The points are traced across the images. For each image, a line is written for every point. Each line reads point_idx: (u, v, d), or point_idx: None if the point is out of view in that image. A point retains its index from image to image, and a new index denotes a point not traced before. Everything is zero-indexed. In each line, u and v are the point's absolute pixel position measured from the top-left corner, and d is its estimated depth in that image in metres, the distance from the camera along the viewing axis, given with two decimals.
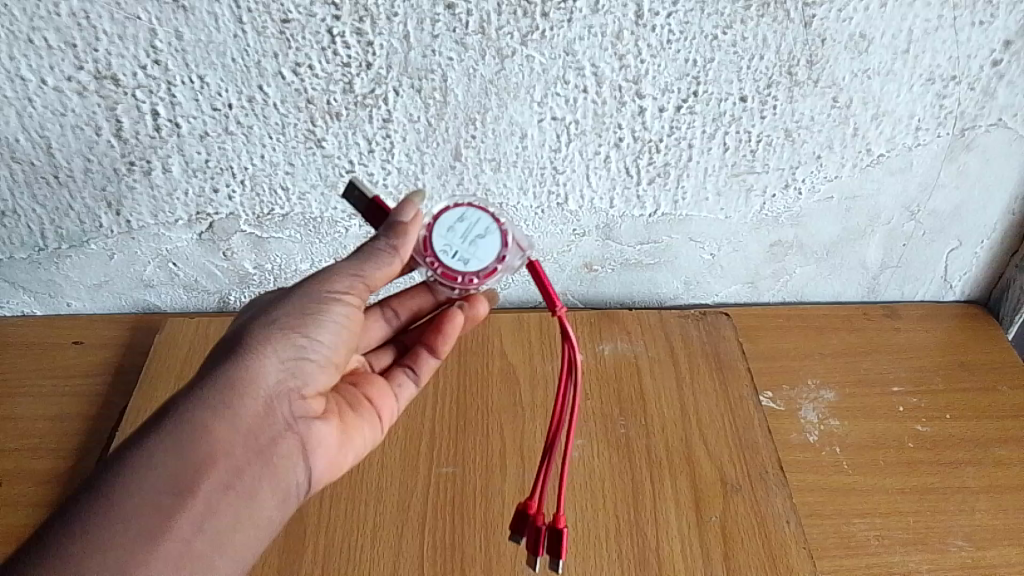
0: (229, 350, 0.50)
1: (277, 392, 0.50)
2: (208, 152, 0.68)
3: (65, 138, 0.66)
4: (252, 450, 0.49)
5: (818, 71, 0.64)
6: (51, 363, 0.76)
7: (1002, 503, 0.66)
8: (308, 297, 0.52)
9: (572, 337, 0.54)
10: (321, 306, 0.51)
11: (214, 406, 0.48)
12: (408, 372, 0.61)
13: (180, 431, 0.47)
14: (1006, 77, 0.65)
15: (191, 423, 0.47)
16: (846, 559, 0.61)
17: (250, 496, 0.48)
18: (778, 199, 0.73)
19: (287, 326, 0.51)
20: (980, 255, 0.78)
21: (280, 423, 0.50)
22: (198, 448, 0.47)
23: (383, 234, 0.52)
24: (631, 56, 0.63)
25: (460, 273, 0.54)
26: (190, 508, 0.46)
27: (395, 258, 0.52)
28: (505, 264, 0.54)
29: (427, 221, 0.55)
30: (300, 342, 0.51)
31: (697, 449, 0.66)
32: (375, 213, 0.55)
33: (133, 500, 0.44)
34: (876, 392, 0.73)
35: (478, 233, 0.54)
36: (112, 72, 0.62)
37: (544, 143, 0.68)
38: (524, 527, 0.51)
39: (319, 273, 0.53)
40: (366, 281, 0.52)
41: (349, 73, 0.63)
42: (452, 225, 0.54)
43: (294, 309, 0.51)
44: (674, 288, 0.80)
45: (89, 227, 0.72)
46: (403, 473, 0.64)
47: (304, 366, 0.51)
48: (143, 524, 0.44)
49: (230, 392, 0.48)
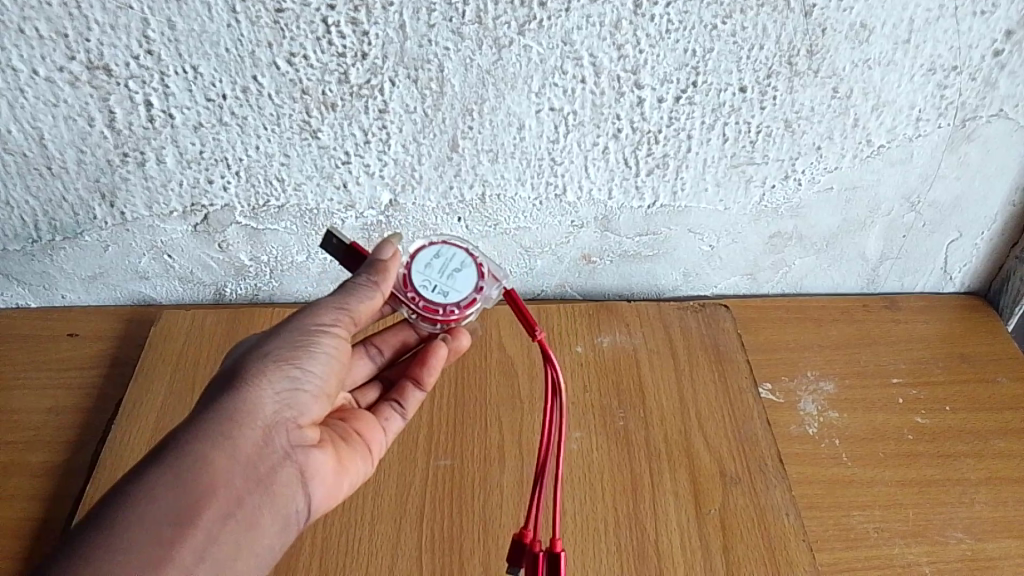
0: (222, 383, 0.50)
1: (274, 422, 0.50)
2: (202, 143, 0.67)
3: (57, 129, 0.65)
4: (251, 480, 0.48)
5: (818, 61, 0.64)
6: (46, 355, 0.75)
7: (1002, 495, 0.65)
8: (298, 330, 0.52)
9: (554, 359, 0.55)
10: (311, 338, 0.52)
11: (210, 437, 0.48)
12: (395, 406, 0.60)
13: (178, 463, 0.46)
14: (1007, 67, 0.64)
15: (188, 455, 0.47)
16: (844, 552, 0.61)
17: (249, 525, 0.48)
18: (778, 190, 0.72)
19: (279, 358, 0.50)
20: (980, 246, 0.78)
21: (277, 452, 0.50)
22: (196, 479, 0.46)
23: (364, 271, 0.53)
24: (630, 46, 0.62)
25: (440, 306, 0.55)
26: (190, 542, 0.45)
27: (378, 293, 0.53)
28: (483, 295, 0.56)
29: (404, 260, 0.56)
30: (293, 372, 0.51)
31: (696, 441, 0.66)
32: (352, 259, 0.55)
33: (133, 535, 0.44)
34: (876, 383, 0.73)
35: (454, 268, 0.56)
36: (105, 62, 0.61)
37: (542, 134, 0.67)
38: (521, 556, 0.52)
39: (307, 307, 0.53)
40: (352, 315, 0.52)
41: (345, 63, 0.62)
42: (429, 261, 0.56)
43: (285, 342, 0.51)
44: (672, 280, 0.80)
45: (83, 219, 0.72)
46: (401, 466, 0.64)
47: (298, 396, 0.51)
48: (144, 559, 0.44)
49: (226, 423, 0.48)
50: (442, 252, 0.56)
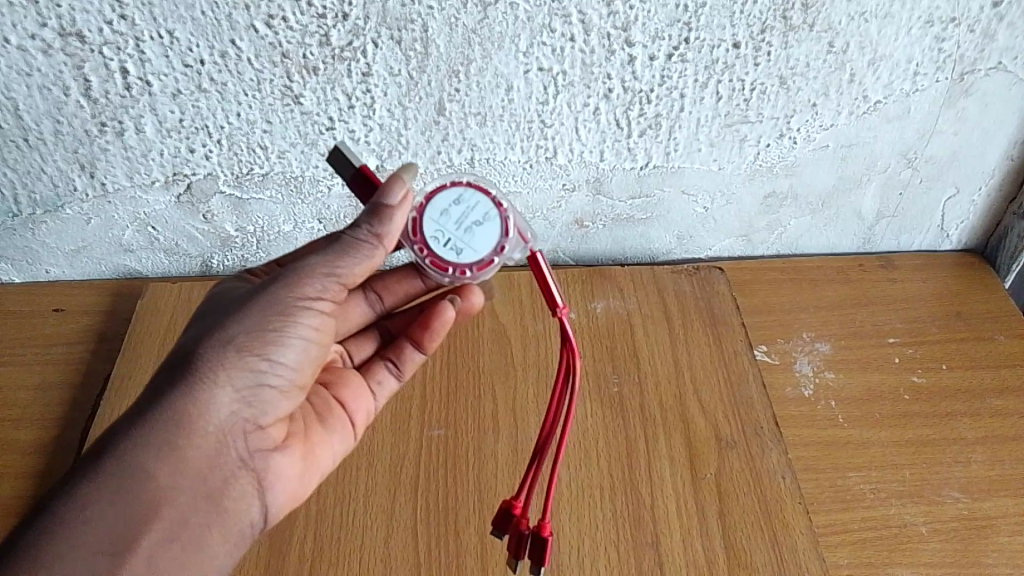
0: (179, 372, 0.47)
1: (233, 423, 0.49)
2: (182, 111, 0.65)
3: (32, 100, 0.63)
4: (206, 487, 0.48)
5: (814, 15, 0.62)
6: (32, 332, 0.74)
7: (999, 453, 0.65)
8: (270, 311, 0.48)
9: (572, 341, 0.52)
10: (287, 319, 0.49)
11: (159, 448, 0.46)
12: (388, 367, 0.60)
13: (122, 477, 0.45)
14: (1007, 18, 0.63)
15: (134, 467, 0.46)
16: (841, 514, 0.61)
17: (197, 543, 0.48)
18: (773, 148, 0.71)
19: (246, 347, 0.48)
20: (977, 203, 0.76)
21: (236, 454, 0.49)
22: (141, 496, 0.45)
23: (367, 220, 0.49)
24: (620, 2, 0.60)
25: (450, 263, 0.51)
26: (133, 563, 0.45)
27: (377, 246, 0.49)
28: (502, 255, 0.51)
29: (419, 202, 0.52)
30: (260, 364, 0.48)
31: (691, 406, 0.65)
32: (363, 184, 0.52)
33: (82, 548, 0.44)
34: (872, 344, 0.72)
35: (474, 220, 0.51)
36: (77, 28, 0.59)
37: (530, 95, 0.65)
38: (507, 525, 0.51)
39: (284, 276, 0.49)
40: (339, 281, 0.50)
41: (325, 25, 0.60)
42: (447, 208, 0.51)
43: (253, 326, 0.48)
44: (666, 243, 0.79)
45: (63, 191, 0.70)
46: (395, 437, 0.63)
47: (261, 394, 0.49)
48: None
49: (182, 426, 0.47)
50: (465, 199, 0.52)
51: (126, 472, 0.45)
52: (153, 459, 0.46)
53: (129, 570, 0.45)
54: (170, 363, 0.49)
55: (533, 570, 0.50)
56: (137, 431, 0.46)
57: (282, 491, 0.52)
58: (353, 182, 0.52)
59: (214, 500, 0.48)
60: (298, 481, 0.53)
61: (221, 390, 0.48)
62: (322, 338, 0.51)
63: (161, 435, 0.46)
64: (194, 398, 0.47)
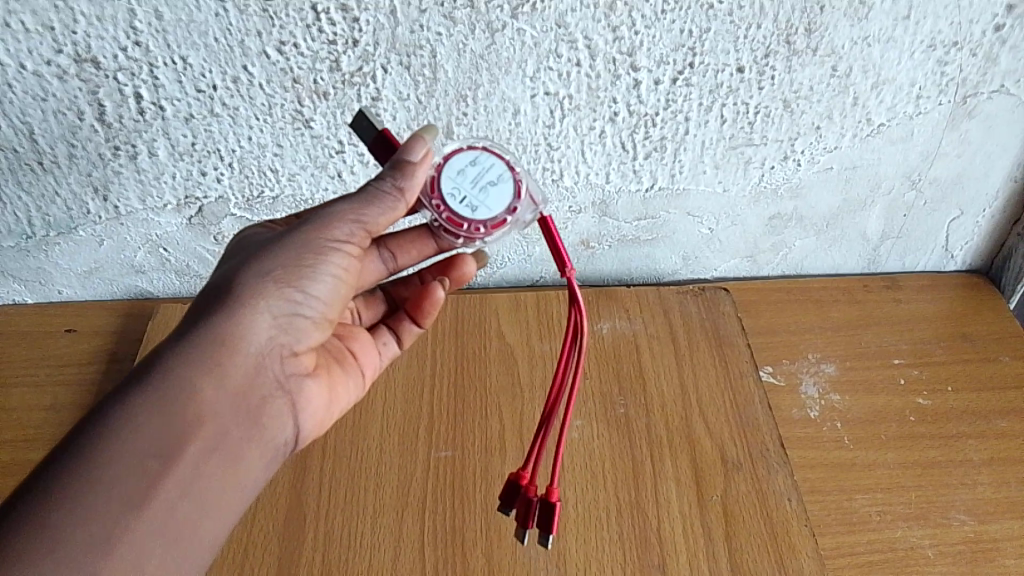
0: (219, 296, 0.48)
1: (268, 347, 0.49)
2: (194, 134, 0.66)
3: (47, 124, 0.64)
4: (240, 411, 0.48)
5: (817, 39, 0.62)
6: (44, 352, 0.75)
7: (1005, 475, 0.65)
8: (307, 246, 0.49)
9: (579, 300, 0.54)
10: (321, 254, 0.49)
11: (201, 364, 0.46)
12: (392, 330, 0.60)
13: (164, 392, 0.45)
14: (1009, 42, 0.63)
15: (177, 382, 0.45)
16: (847, 536, 0.61)
17: (235, 460, 0.47)
18: (777, 171, 0.71)
19: (281, 276, 0.48)
20: (982, 224, 0.77)
21: (266, 385, 0.49)
22: (184, 411, 0.45)
23: (390, 174, 0.49)
24: (625, 28, 0.61)
25: (466, 220, 0.52)
26: (174, 477, 0.44)
27: (400, 199, 0.50)
28: (515, 216, 0.52)
29: (437, 162, 0.52)
30: (296, 294, 0.49)
31: (697, 427, 0.66)
32: (383, 146, 0.52)
33: (119, 459, 0.43)
34: (878, 365, 0.73)
35: (489, 181, 0.52)
36: (92, 55, 0.61)
37: (537, 119, 0.66)
38: (513, 500, 0.51)
39: (317, 214, 0.50)
40: (368, 228, 0.50)
41: (336, 51, 0.61)
42: (463, 168, 0.52)
43: (291, 259, 0.48)
44: (672, 263, 0.79)
45: (77, 214, 0.71)
46: (402, 458, 0.64)
47: (297, 322, 0.49)
48: (125, 494, 0.43)
49: (218, 351, 0.47)
50: (478, 160, 0.53)
51: (160, 391, 0.45)
52: (187, 378, 0.46)
53: (169, 482, 0.44)
54: (203, 297, 0.49)
55: (540, 539, 0.51)
56: (172, 355, 0.46)
57: (312, 418, 0.52)
58: (374, 144, 0.52)
59: (246, 427, 0.48)
60: (325, 410, 0.53)
61: (256, 317, 0.48)
62: (353, 273, 0.51)
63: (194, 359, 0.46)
64: (229, 323, 0.47)
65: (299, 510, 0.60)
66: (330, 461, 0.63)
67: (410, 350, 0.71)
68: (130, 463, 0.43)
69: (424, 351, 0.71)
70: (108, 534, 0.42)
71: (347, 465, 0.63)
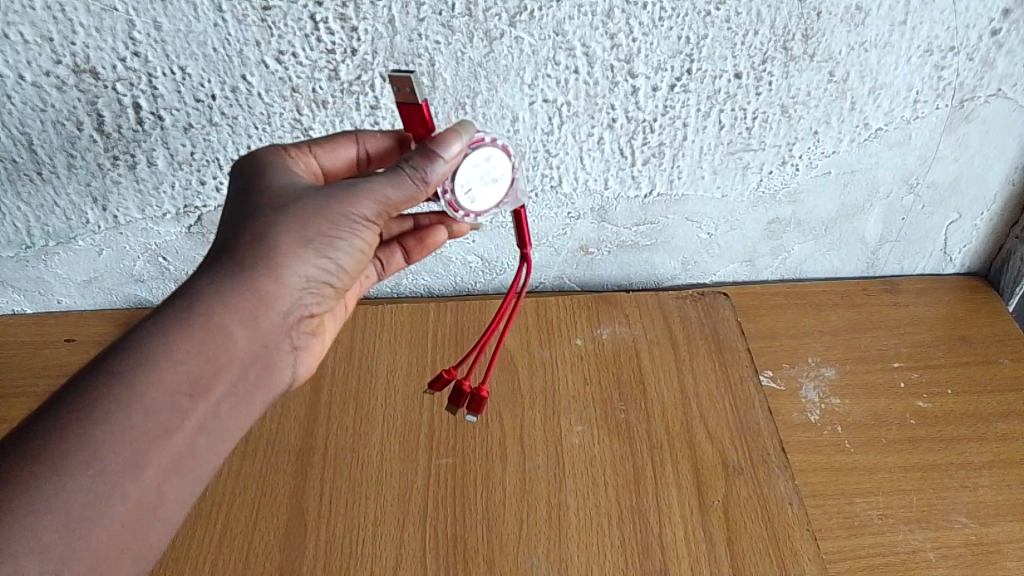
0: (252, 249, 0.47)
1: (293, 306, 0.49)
2: (193, 144, 0.66)
3: (46, 134, 0.64)
4: (260, 356, 0.49)
5: (814, 45, 0.63)
6: (43, 361, 0.75)
7: (1006, 478, 0.65)
8: (338, 219, 0.48)
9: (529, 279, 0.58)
10: (348, 229, 0.48)
11: (239, 310, 0.46)
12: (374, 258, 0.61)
13: (201, 332, 0.45)
14: (1006, 46, 0.63)
15: (215, 325, 0.45)
16: (849, 540, 0.61)
17: (247, 403, 0.48)
18: (775, 176, 0.72)
19: (320, 244, 0.48)
20: (980, 227, 0.77)
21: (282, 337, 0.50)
22: (219, 352, 0.45)
23: (422, 163, 0.48)
24: (623, 35, 0.61)
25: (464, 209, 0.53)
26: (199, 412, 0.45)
27: (422, 189, 0.48)
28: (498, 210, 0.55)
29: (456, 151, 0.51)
30: (325, 263, 0.49)
31: (698, 433, 0.66)
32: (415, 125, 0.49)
33: (157, 388, 0.43)
34: (878, 368, 0.73)
35: (492, 178, 0.53)
36: (91, 65, 0.61)
37: (536, 126, 0.66)
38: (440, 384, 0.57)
39: (347, 185, 0.48)
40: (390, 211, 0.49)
41: (334, 60, 0.61)
42: (477, 161, 0.52)
43: (323, 229, 0.48)
44: (671, 268, 0.79)
45: (76, 224, 0.71)
46: (403, 466, 0.64)
47: (320, 287, 0.50)
48: (156, 423, 0.42)
49: (254, 301, 0.47)
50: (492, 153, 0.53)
51: (198, 334, 0.45)
52: (225, 326, 0.46)
53: (194, 417, 0.44)
54: (229, 233, 0.48)
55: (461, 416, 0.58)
56: (208, 299, 0.46)
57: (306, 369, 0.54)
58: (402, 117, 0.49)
59: (258, 374, 0.49)
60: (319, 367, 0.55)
61: (292, 276, 0.48)
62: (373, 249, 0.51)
63: (234, 306, 0.46)
64: (270, 275, 0.47)
65: (301, 518, 0.60)
66: (330, 470, 0.63)
67: (411, 358, 0.71)
68: (167, 401, 0.43)
69: (424, 358, 0.71)
70: (136, 458, 0.41)
71: (348, 473, 0.63)
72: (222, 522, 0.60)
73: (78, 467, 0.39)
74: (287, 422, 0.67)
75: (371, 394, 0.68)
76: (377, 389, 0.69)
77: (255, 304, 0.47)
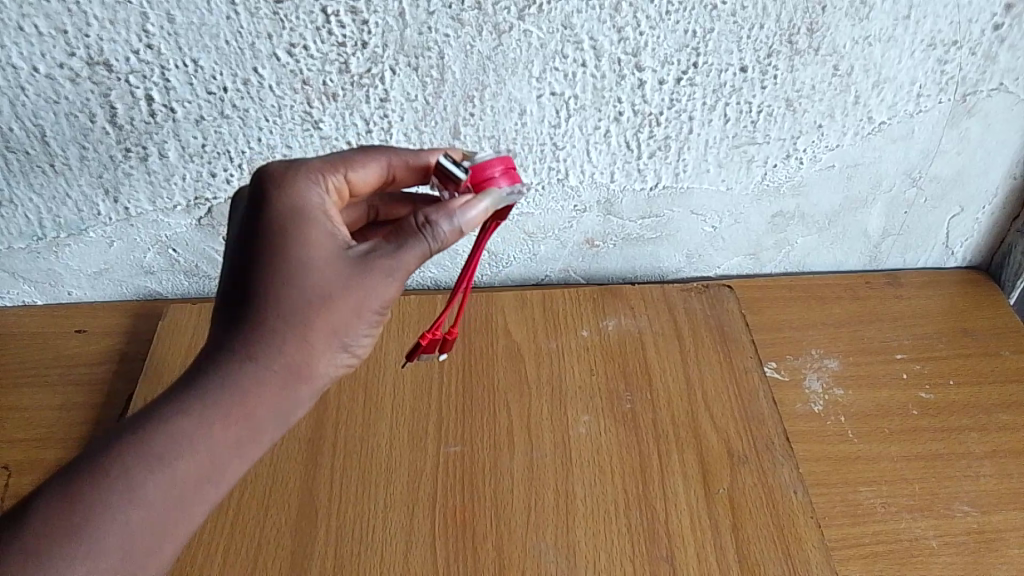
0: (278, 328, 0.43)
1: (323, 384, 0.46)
2: (204, 136, 0.67)
3: (59, 126, 0.65)
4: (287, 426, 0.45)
5: (819, 39, 0.63)
6: (55, 352, 0.75)
7: (1008, 468, 0.66)
8: (366, 301, 0.44)
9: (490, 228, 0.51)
10: (373, 311, 0.45)
11: (263, 394, 0.43)
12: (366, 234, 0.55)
13: (223, 413, 0.42)
14: (1008, 41, 0.64)
15: (237, 409, 0.42)
16: (853, 528, 0.62)
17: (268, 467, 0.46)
18: (779, 169, 0.72)
19: (347, 328, 0.44)
20: (982, 221, 0.78)
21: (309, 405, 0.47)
22: (241, 434, 0.42)
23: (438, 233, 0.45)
24: (630, 28, 0.62)
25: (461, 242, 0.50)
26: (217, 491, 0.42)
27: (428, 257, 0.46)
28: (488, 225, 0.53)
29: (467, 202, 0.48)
30: (349, 345, 0.45)
31: (704, 422, 0.66)
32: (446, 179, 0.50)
33: (173, 469, 0.41)
34: (881, 359, 0.73)
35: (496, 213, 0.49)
36: (105, 58, 0.61)
37: (543, 119, 0.67)
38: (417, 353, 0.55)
39: (378, 264, 0.44)
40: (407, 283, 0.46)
41: (345, 52, 0.62)
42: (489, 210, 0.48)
43: (350, 313, 0.44)
44: (676, 261, 0.80)
45: (87, 215, 0.72)
46: (412, 453, 0.64)
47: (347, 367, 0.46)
48: (171, 505, 0.41)
49: (282, 382, 0.43)
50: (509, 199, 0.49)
51: (237, 433, 0.42)
52: (265, 424, 0.43)
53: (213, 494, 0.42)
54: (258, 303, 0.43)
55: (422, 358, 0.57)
56: (236, 378, 0.42)
57: None
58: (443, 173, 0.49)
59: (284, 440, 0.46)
60: None
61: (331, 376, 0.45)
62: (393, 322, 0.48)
63: (277, 406, 0.43)
64: (313, 371, 0.44)
65: (311, 505, 0.61)
66: (340, 458, 0.64)
67: None
68: (196, 498, 0.42)
69: None
70: (147, 539, 0.40)
71: (358, 461, 0.64)
72: (234, 509, 0.61)
73: (100, 558, 0.39)
74: None
75: (380, 384, 0.69)
76: (385, 379, 0.70)
77: (296, 408, 0.44)
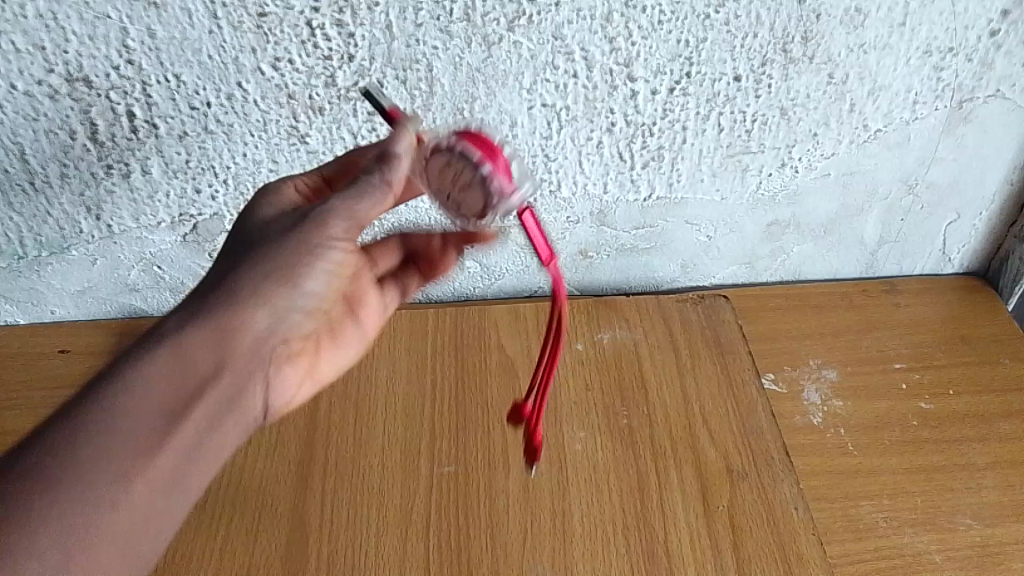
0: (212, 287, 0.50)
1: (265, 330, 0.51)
2: (188, 152, 0.65)
3: (38, 144, 0.64)
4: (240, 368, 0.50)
5: (813, 47, 0.63)
6: (38, 372, 0.74)
7: (1009, 479, 0.65)
8: (302, 241, 0.50)
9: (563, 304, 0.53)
10: (309, 252, 0.50)
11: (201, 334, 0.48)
12: (398, 288, 0.62)
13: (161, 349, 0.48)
14: (1004, 47, 0.63)
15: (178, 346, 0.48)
16: (854, 543, 0.61)
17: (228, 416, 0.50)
18: (774, 178, 0.71)
19: (276, 271, 0.50)
20: (979, 227, 0.77)
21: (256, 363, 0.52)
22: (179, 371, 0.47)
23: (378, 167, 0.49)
24: (622, 39, 0.61)
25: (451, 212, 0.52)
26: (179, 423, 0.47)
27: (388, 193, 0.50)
28: (491, 214, 0.50)
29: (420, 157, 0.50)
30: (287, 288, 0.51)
31: (702, 439, 0.65)
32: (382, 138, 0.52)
33: (122, 404, 0.45)
34: (879, 369, 0.73)
35: (461, 185, 0.49)
36: (84, 74, 0.60)
37: (534, 130, 0.66)
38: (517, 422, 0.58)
39: (314, 212, 0.50)
40: (358, 214, 0.49)
41: (331, 66, 0.61)
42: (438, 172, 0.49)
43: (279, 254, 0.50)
44: (670, 271, 0.79)
45: (69, 233, 0.70)
46: (405, 473, 0.63)
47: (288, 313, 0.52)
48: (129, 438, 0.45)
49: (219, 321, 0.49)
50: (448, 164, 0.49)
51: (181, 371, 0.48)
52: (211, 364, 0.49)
53: (179, 428, 0.47)
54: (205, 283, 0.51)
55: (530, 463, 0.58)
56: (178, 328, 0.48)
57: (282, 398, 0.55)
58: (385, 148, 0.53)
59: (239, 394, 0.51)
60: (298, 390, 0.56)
61: (264, 318, 0.50)
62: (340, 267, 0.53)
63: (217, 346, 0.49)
64: (247, 313, 0.49)
65: (303, 530, 0.59)
66: (332, 479, 0.63)
67: (411, 366, 0.71)
68: (150, 431, 0.46)
69: (423, 368, 0.70)
70: (116, 471, 0.44)
71: (351, 483, 0.62)
72: (224, 537, 0.59)
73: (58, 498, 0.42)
74: (289, 431, 0.66)
75: (371, 402, 0.68)
76: (377, 397, 0.68)
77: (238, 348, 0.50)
